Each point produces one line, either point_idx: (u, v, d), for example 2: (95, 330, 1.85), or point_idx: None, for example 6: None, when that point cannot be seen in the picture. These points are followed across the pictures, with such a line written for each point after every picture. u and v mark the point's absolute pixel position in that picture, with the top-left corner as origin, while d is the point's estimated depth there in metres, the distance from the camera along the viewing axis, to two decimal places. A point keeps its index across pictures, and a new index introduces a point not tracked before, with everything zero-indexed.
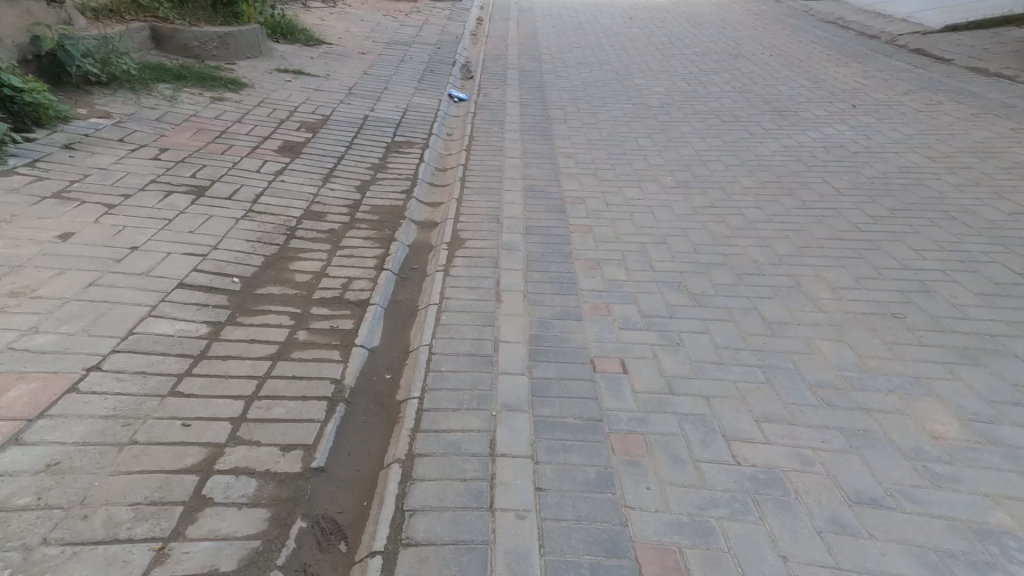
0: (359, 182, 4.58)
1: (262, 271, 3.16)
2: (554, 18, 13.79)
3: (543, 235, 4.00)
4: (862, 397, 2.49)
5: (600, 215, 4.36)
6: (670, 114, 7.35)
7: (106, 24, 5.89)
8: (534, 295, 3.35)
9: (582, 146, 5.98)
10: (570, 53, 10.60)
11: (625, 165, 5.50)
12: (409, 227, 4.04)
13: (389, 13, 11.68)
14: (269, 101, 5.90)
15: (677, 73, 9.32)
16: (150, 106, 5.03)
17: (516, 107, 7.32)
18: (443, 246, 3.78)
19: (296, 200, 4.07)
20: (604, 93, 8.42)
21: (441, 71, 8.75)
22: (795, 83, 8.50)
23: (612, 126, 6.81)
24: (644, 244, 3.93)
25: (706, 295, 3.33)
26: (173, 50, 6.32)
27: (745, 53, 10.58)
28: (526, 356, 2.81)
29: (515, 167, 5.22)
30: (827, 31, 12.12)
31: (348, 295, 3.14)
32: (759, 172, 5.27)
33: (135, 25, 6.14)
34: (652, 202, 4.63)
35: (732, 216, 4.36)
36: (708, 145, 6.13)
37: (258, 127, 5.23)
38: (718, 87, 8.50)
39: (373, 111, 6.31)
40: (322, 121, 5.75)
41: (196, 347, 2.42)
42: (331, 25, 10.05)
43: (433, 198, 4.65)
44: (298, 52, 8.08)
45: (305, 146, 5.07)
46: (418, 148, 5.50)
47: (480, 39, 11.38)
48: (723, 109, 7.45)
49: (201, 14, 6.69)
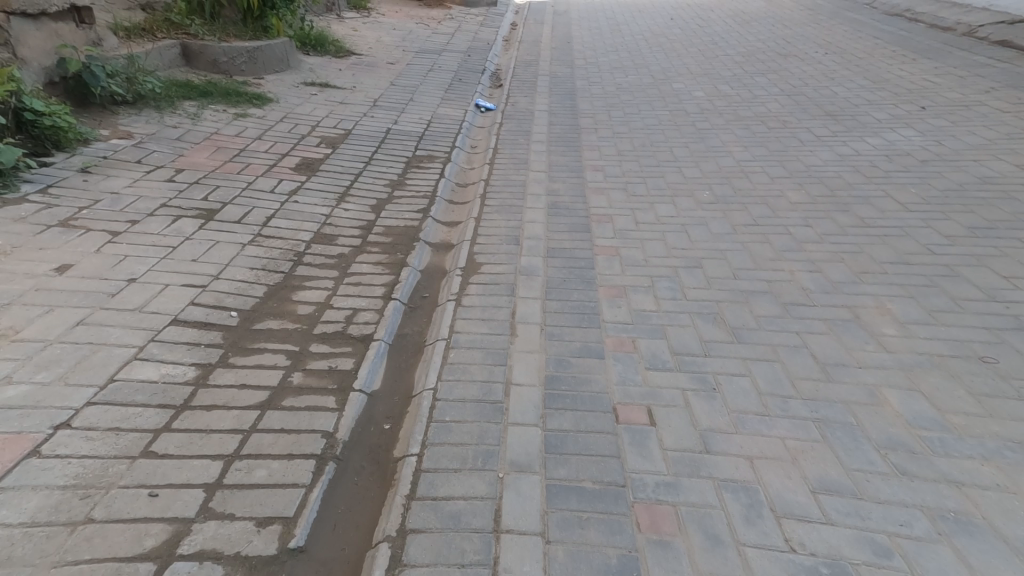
0: (375, 201, 4.41)
1: (262, 303, 3.03)
2: (590, 20, 13.41)
3: (564, 258, 3.70)
4: (946, 465, 2.05)
5: (630, 235, 4.02)
6: (710, 121, 6.89)
7: (137, 41, 5.92)
8: (552, 328, 3.06)
9: (613, 157, 5.64)
10: (605, 58, 10.22)
11: (659, 178, 5.13)
12: (423, 249, 3.83)
13: (421, 21, 11.60)
14: (291, 116, 5.83)
15: (718, 76, 8.80)
16: (173, 124, 5.02)
17: (545, 117, 7.03)
18: (457, 271, 3.55)
19: (307, 222, 3.95)
20: (640, 98, 8.04)
21: (470, 80, 8.56)
22: (849, 84, 7.87)
23: (647, 135, 6.43)
24: (677, 268, 3.57)
25: (748, 328, 2.94)
26: (202, 66, 6.33)
27: (793, 51, 9.93)
28: (540, 403, 2.49)
29: (540, 181, 4.93)
30: (885, 26, 11.28)
31: (351, 330, 2.96)
32: (809, 185, 4.79)
33: (167, 41, 6.16)
34: (688, 220, 4.25)
35: (778, 236, 3.93)
36: (751, 154, 5.67)
37: (277, 143, 5.14)
38: (763, 90, 7.96)
39: (396, 124, 6.16)
40: (342, 136, 5.62)
41: (179, 397, 2.32)
42: (362, 36, 10.01)
43: (450, 216, 4.42)
44: (326, 64, 8.03)
45: (323, 163, 4.94)
46: (439, 163, 5.29)
47: (512, 46, 11.15)
48: (769, 114, 6.94)
49: (231, 29, 6.70)
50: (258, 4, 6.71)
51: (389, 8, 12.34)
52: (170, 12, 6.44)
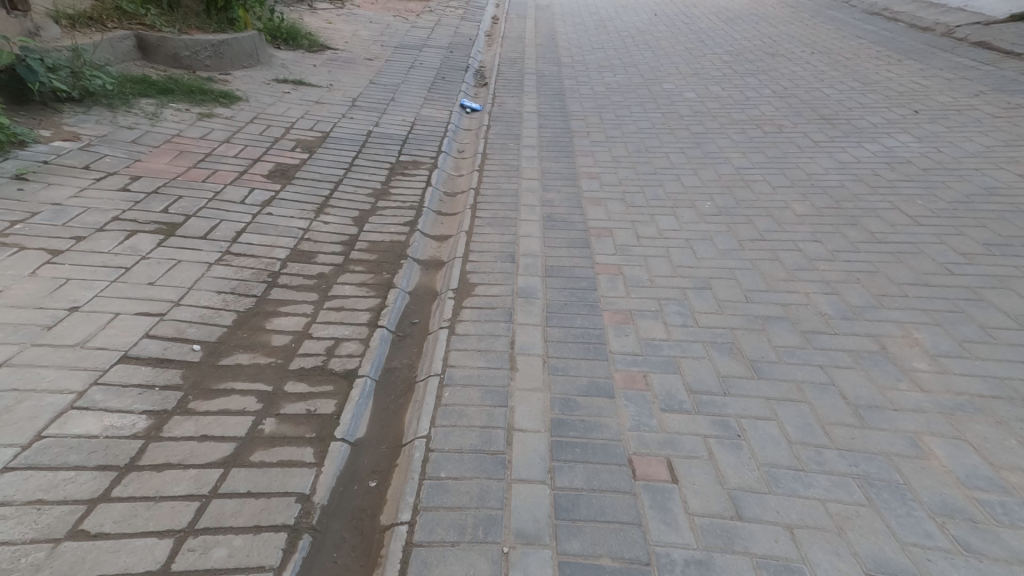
0: (358, 213, 4.11)
1: (230, 332, 2.65)
2: (574, 15, 13.13)
3: (565, 277, 3.52)
4: (1014, 539, 1.87)
5: (631, 250, 3.82)
6: (703, 125, 6.68)
7: (86, 32, 5.44)
8: (555, 360, 2.81)
9: (607, 164, 5.39)
10: (591, 56, 9.96)
11: (656, 186, 4.89)
12: (410, 268, 3.55)
13: (399, 14, 11.17)
14: (262, 117, 5.44)
15: (708, 77, 8.61)
16: (128, 125, 4.59)
17: (533, 119, 6.74)
18: (449, 294, 3.28)
19: (283, 237, 3.61)
20: (630, 99, 7.80)
21: (453, 78, 8.21)
22: (841, 86, 7.74)
23: (639, 140, 6.18)
24: (685, 291, 3.37)
25: (767, 361, 2.73)
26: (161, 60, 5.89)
27: (782, 51, 9.79)
28: (547, 454, 2.22)
29: (533, 190, 4.66)
30: (871, 25, 11.23)
31: (332, 365, 2.60)
32: (813, 197, 4.60)
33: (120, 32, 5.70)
34: (690, 235, 4.02)
35: (786, 252, 3.72)
36: (749, 162, 5.47)
37: (247, 147, 4.76)
38: (755, 92, 7.78)
39: (378, 126, 5.82)
40: (320, 139, 5.26)
41: (124, 454, 1.98)
42: (338, 29, 9.56)
43: (439, 230, 4.14)
44: (300, 60, 7.59)
45: (300, 170, 4.60)
46: (425, 169, 4.98)
47: (495, 42, 10.80)
48: (763, 118, 6.75)
49: (193, 21, 6.28)
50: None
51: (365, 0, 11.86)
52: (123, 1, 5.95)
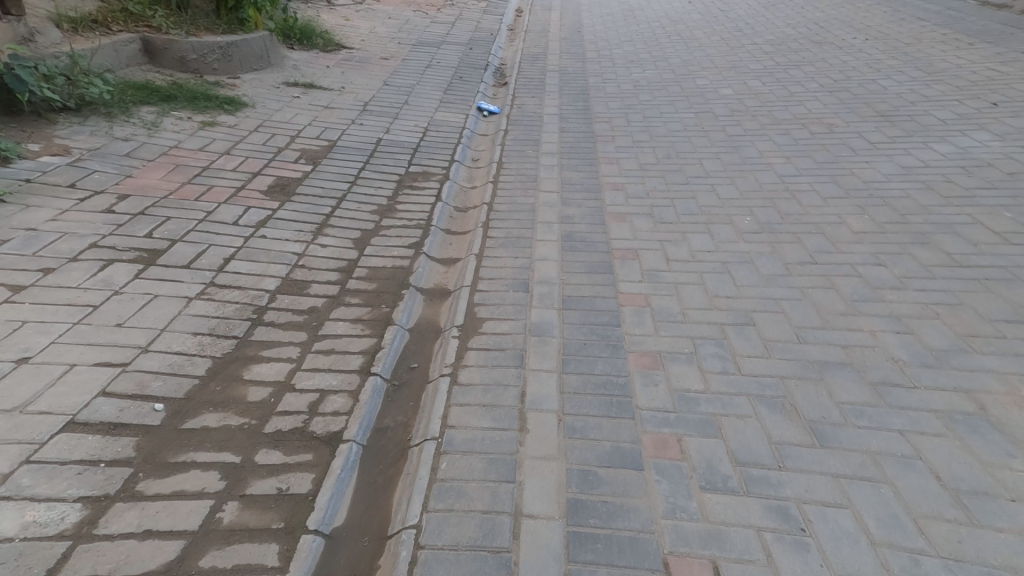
0: (360, 234, 3.94)
1: (200, 387, 2.36)
2: (601, 5, 12.52)
3: (584, 309, 3.23)
4: None
5: (659, 277, 3.52)
6: (742, 125, 6.13)
7: (88, 36, 5.23)
8: (572, 419, 2.42)
9: (633, 172, 5.17)
10: (619, 50, 9.41)
11: (689, 200, 4.61)
12: (413, 300, 3.34)
13: (418, 8, 10.79)
14: (267, 125, 5.18)
15: (746, 70, 7.99)
16: (124, 136, 4.35)
17: (554, 122, 6.53)
18: (453, 332, 3.02)
19: (274, 264, 3.34)
20: (660, 97, 7.28)
21: (471, 77, 7.85)
22: (899, 77, 7.03)
23: (671, 144, 5.80)
24: (724, 328, 2.95)
25: (830, 423, 2.24)
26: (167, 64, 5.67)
27: (828, 38, 9.03)
28: (562, 551, 1.84)
29: (551, 205, 4.53)
30: (931, 7, 10.32)
31: (313, 427, 2.29)
32: (873, 209, 4.04)
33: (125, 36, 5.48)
34: (722, 256, 3.72)
35: (841, 278, 3.25)
36: (795, 168, 4.98)
37: (248, 160, 4.54)
38: (800, 86, 7.14)
39: (388, 132, 5.61)
40: (326, 147, 5.10)
41: (43, 563, 1.69)
42: (355, 27, 9.26)
43: (447, 252, 3.99)
44: (313, 61, 7.32)
45: (300, 184, 4.42)
46: (436, 181, 4.86)
47: (517, 36, 10.35)
48: (809, 116, 6.16)
49: (201, 22, 6.06)
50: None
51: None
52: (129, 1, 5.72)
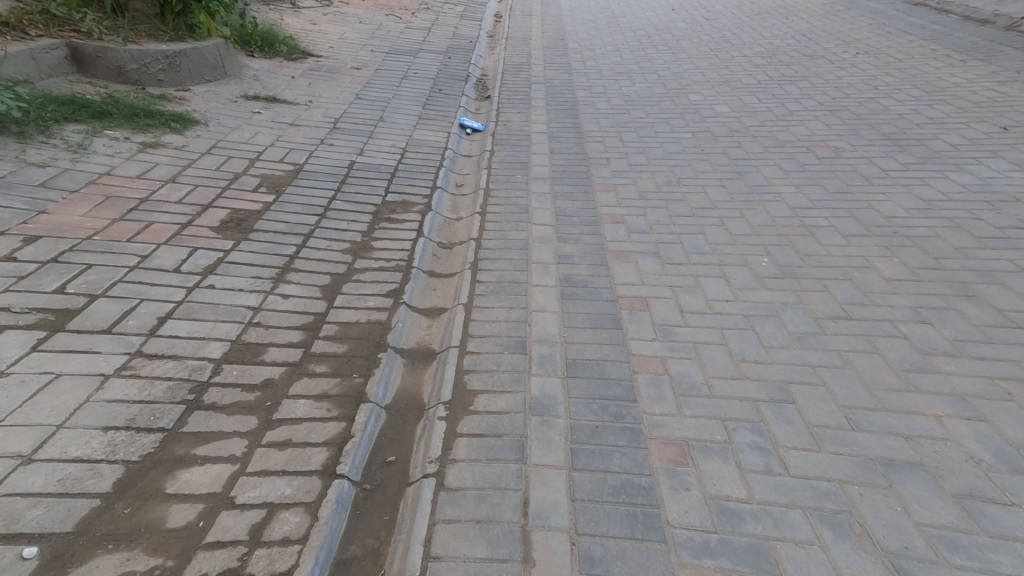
0: (331, 277, 3.52)
1: (100, 511, 1.89)
2: (584, 11, 12.18)
3: (595, 372, 2.89)
4: None
5: (675, 334, 3.18)
6: (743, 148, 5.79)
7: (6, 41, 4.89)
8: (588, 543, 1.99)
9: (633, 202, 4.85)
10: (605, 60, 9.03)
11: (696, 235, 4.29)
12: (391, 366, 2.84)
13: (392, 13, 10.30)
14: (221, 145, 4.87)
15: (739, 85, 7.67)
16: (41, 161, 3.96)
17: (543, 141, 6.19)
18: (439, 412, 2.55)
19: (223, 324, 2.84)
20: (652, 114, 6.90)
21: (452, 90, 7.41)
22: (899, 96, 6.79)
23: (670, 169, 5.48)
24: (758, 404, 2.62)
25: (917, 559, 1.93)
26: (101, 74, 5.33)
27: (819, 52, 8.79)
28: None
29: (546, 241, 4.22)
30: (919, 20, 10.21)
31: (253, 566, 1.82)
32: (902, 252, 3.69)
33: (49, 41, 5.12)
34: (737, 308, 3.37)
35: (880, 337, 2.96)
36: (808, 199, 4.60)
37: (197, 189, 4.13)
38: (798, 104, 6.83)
39: (363, 154, 5.42)
40: (291, 172, 4.80)
41: None
42: (323, 31, 8.72)
43: (430, 301, 3.54)
44: (275, 70, 6.78)
45: (257, 218, 4.01)
46: (416, 213, 4.59)
47: (498, 44, 9.93)
48: (812, 138, 5.84)
49: (143, 27, 5.76)
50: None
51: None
52: (53, 3, 5.40)
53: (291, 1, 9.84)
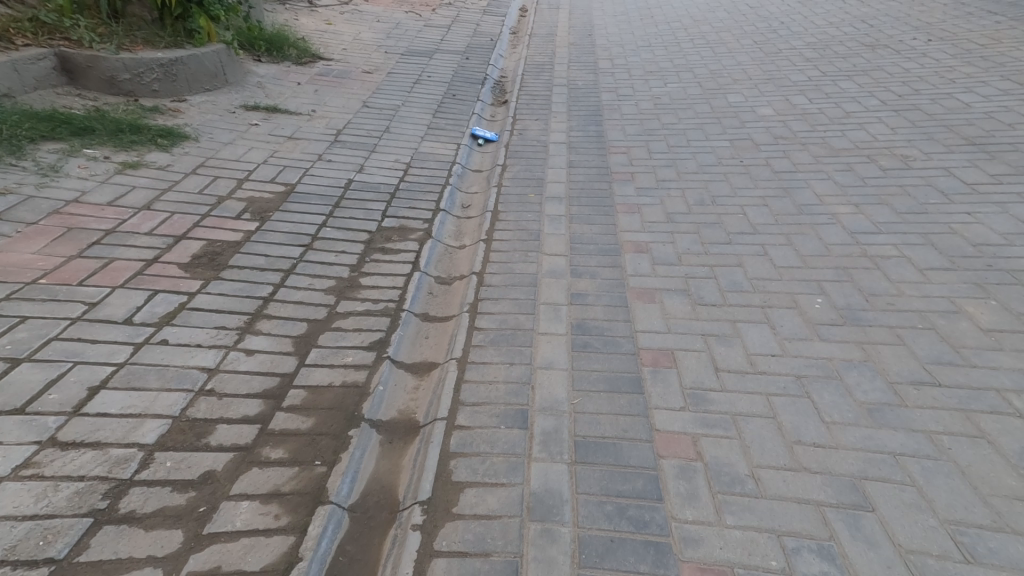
0: (308, 327, 3.11)
1: None
2: (613, 3, 11.52)
3: (611, 455, 2.37)
4: None
5: (709, 400, 2.61)
6: (790, 158, 5.23)
7: None
8: None
9: (660, 226, 4.39)
10: (635, 57, 8.40)
11: (735, 268, 3.82)
12: (361, 450, 2.44)
13: (411, 10, 9.88)
14: (209, 163, 4.48)
15: (785, 82, 6.96)
16: (6, 187, 3.64)
17: (562, 153, 5.63)
18: (413, 519, 2.12)
19: (167, 394, 2.46)
20: (685, 118, 6.29)
21: (466, 95, 6.92)
22: (983, 89, 6.27)
23: (703, 185, 4.93)
24: (821, 507, 2.06)
25: None
26: (92, 85, 5.03)
27: (879, 42, 8.02)
28: None
29: (557, 276, 3.83)
30: (1006, 1, 9.42)
31: None
32: (1000, 292, 3.19)
33: (36, 52, 4.83)
34: (787, 368, 2.76)
35: (982, 412, 2.37)
36: (870, 222, 4.15)
37: (174, 216, 3.73)
38: (855, 104, 6.20)
39: (362, 171, 4.97)
40: (282, 193, 4.38)
41: None
42: (337, 32, 8.35)
43: (417, 355, 3.16)
44: (281, 77, 6.44)
45: (236, 250, 3.59)
46: (415, 241, 4.13)
47: (520, 42, 9.41)
48: (874, 145, 5.28)
49: (139, 32, 5.43)
50: (177, 1, 5.43)
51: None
52: (44, 9, 5.10)
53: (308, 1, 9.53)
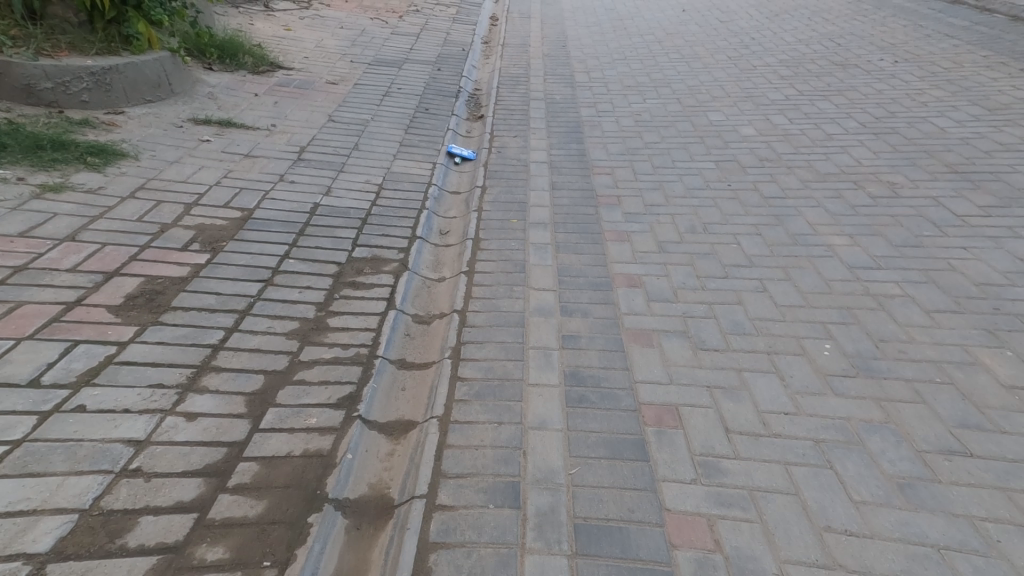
0: (263, 382, 2.70)
1: None
2: (586, 13, 11.39)
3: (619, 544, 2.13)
4: None
5: (721, 471, 2.41)
6: (778, 183, 5.06)
7: None
8: None
9: (651, 256, 4.13)
10: (612, 70, 8.22)
11: (734, 306, 3.59)
12: (324, 541, 2.07)
13: (377, 16, 9.53)
14: (149, 187, 4.22)
15: (764, 102, 6.87)
16: None
17: (543, 173, 5.34)
18: None
19: (75, 480, 2.06)
20: (666, 137, 6.10)
21: (440, 108, 6.59)
22: (958, 114, 6.28)
23: (691, 210, 4.71)
24: None
25: None
26: (13, 96, 4.95)
27: (852, 61, 8.07)
28: None
29: (546, 314, 3.51)
30: (967, 23, 9.68)
31: None
32: (1012, 342, 3.06)
33: None
34: (804, 432, 2.58)
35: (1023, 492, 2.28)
36: (868, 255, 3.98)
37: (105, 249, 3.41)
38: (836, 125, 6.12)
39: (330, 193, 4.59)
40: (238, 221, 4.01)
41: None
42: (298, 38, 7.94)
43: (391, 412, 2.79)
44: (236, 87, 6.25)
45: (179, 286, 3.23)
46: (389, 273, 3.75)
47: (493, 52, 9.15)
48: (860, 170, 5.16)
49: (66, 40, 5.33)
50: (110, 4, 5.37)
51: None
52: None
53: (266, 3, 9.11)
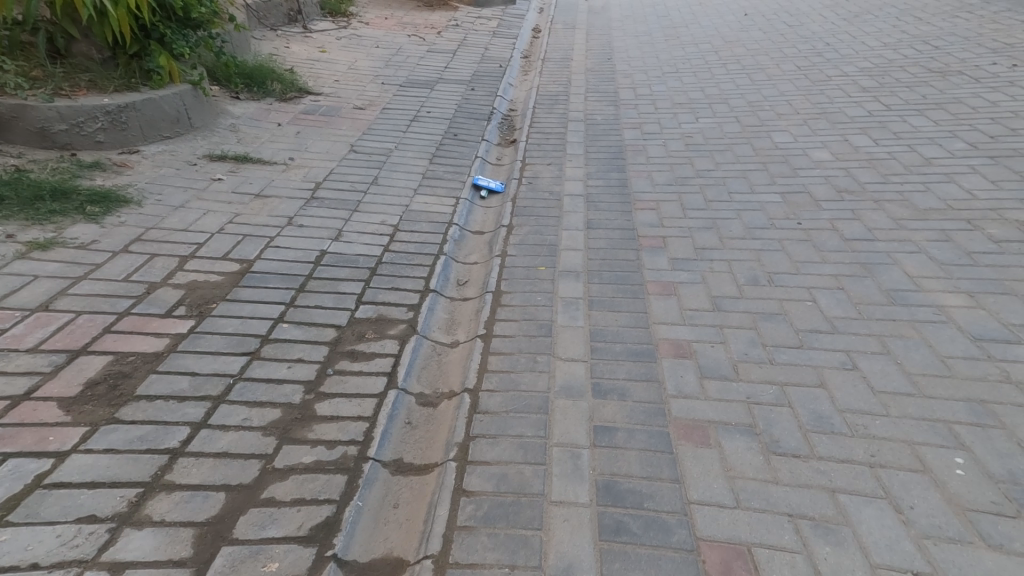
0: (220, 504, 2.20)
1: None
2: (636, 22, 10.67)
3: None
4: None
5: None
6: (864, 220, 4.18)
7: None
8: None
9: (705, 316, 3.38)
10: (661, 86, 7.48)
11: (818, 390, 2.80)
12: None
13: (416, 33, 9.18)
14: (146, 237, 3.88)
15: (841, 118, 5.95)
16: None
17: (579, 208, 4.69)
18: None
19: None
20: (725, 162, 5.32)
21: (469, 133, 6.07)
22: None
23: (756, 256, 3.92)
24: None
25: None
26: (27, 139, 4.77)
27: (952, 68, 6.97)
28: None
29: (575, 397, 2.84)
30: None
31: None
32: None
33: None
34: None
35: None
36: (1002, 326, 3.10)
37: (79, 318, 3.05)
38: (936, 146, 5.15)
39: (338, 238, 4.11)
40: (234, 276, 3.59)
41: None
42: (332, 61, 7.67)
43: (375, 544, 2.21)
44: (259, 117, 5.96)
45: (150, 364, 2.80)
46: (392, 340, 3.19)
47: (533, 67, 8.60)
48: (974, 205, 4.22)
49: (85, 77, 5.15)
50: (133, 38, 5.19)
51: (378, 16, 10.03)
52: None
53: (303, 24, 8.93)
